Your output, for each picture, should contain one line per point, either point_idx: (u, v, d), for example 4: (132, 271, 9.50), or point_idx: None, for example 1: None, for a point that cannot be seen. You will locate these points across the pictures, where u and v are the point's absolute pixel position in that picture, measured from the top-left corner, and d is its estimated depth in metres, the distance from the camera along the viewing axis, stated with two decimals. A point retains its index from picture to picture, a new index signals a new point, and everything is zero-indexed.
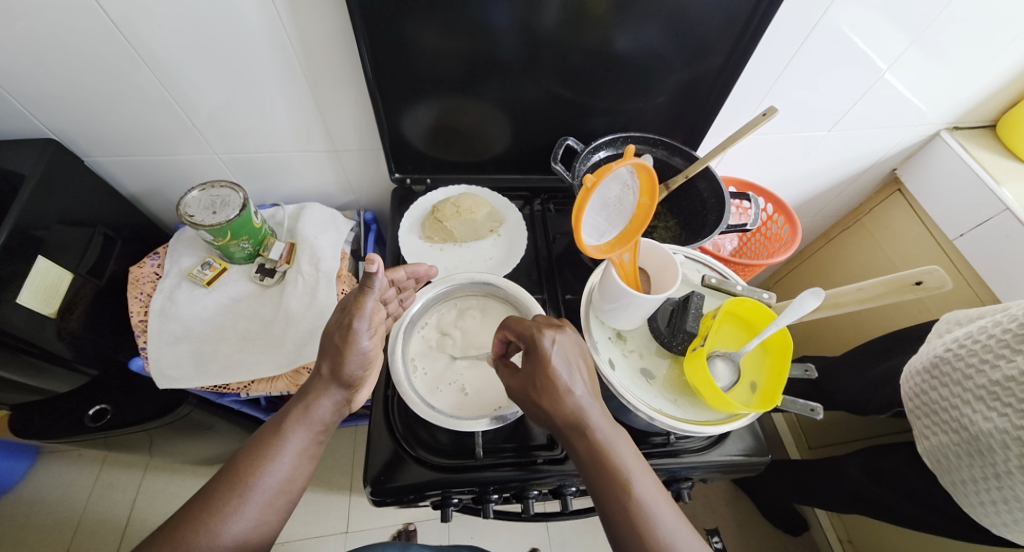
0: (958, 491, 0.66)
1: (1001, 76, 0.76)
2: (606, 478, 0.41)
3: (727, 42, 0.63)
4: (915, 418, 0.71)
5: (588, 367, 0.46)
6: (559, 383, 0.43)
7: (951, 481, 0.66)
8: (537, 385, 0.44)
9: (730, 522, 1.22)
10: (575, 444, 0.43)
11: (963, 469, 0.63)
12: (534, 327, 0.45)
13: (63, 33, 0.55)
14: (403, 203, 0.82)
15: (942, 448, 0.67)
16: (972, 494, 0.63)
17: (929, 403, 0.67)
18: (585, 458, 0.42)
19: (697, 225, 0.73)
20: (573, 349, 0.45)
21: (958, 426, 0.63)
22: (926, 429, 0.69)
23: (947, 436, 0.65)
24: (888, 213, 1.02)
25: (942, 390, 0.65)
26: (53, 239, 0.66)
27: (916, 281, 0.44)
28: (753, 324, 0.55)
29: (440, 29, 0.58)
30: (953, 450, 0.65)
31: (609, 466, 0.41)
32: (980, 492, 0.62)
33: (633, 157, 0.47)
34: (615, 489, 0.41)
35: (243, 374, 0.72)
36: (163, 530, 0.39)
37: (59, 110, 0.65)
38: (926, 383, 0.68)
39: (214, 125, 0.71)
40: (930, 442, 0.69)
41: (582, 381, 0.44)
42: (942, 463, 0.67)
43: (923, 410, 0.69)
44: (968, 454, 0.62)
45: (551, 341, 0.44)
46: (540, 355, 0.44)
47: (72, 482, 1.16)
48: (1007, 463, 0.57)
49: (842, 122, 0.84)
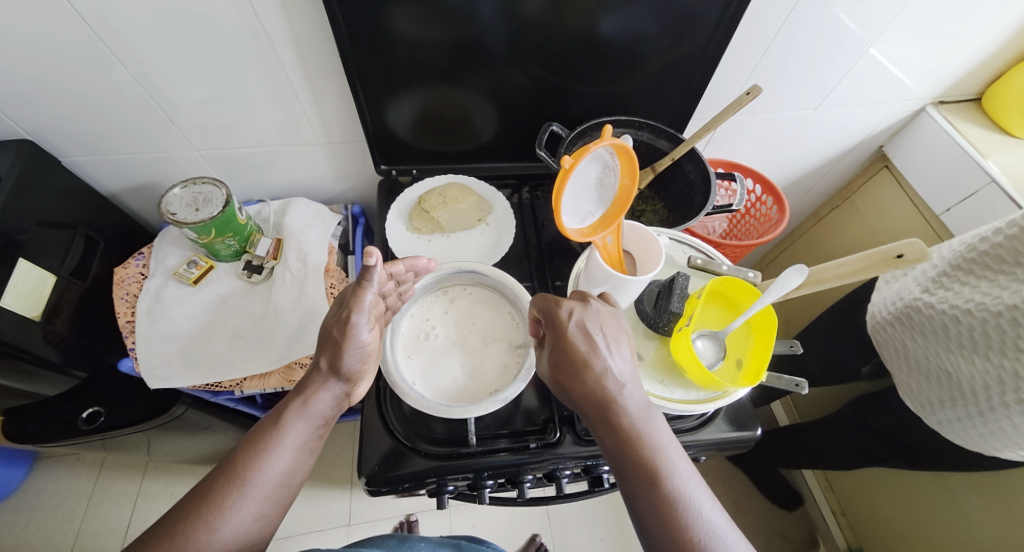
0: (945, 428, 0.69)
1: (985, 49, 0.75)
2: (628, 462, 0.40)
3: (710, 21, 0.62)
4: (895, 366, 0.75)
5: (620, 341, 0.45)
6: (577, 356, 0.44)
7: (936, 420, 0.70)
8: (561, 364, 0.45)
9: (728, 501, 1.23)
10: (602, 431, 0.42)
11: (947, 409, 0.67)
12: (557, 303, 0.47)
13: (34, 32, 0.53)
14: (390, 195, 0.82)
15: (926, 394, 0.70)
16: (961, 431, 0.67)
17: (907, 351, 0.71)
18: (612, 448, 0.42)
19: (684, 207, 0.73)
20: (599, 323, 0.45)
21: (941, 372, 0.66)
22: (909, 379, 0.73)
23: (929, 381, 0.69)
24: (875, 190, 1.02)
25: (921, 342, 0.68)
26: (33, 242, 0.65)
27: (897, 254, 0.41)
28: (738, 303, 0.56)
29: (420, 17, 0.57)
30: (936, 395, 0.68)
31: (628, 441, 0.41)
32: (967, 428, 0.65)
33: (610, 137, 0.46)
34: (632, 464, 0.40)
35: (235, 372, 0.71)
36: (161, 525, 0.38)
37: (32, 112, 0.64)
38: (901, 334, 0.72)
39: (195, 122, 0.70)
40: (912, 387, 0.72)
41: (607, 353, 0.44)
42: (927, 407, 0.70)
43: (901, 358, 0.73)
44: (951, 396, 0.65)
45: (569, 314, 0.45)
46: (559, 329, 0.45)
47: (72, 486, 1.16)
48: (989, 400, 0.59)
49: (829, 100, 0.84)
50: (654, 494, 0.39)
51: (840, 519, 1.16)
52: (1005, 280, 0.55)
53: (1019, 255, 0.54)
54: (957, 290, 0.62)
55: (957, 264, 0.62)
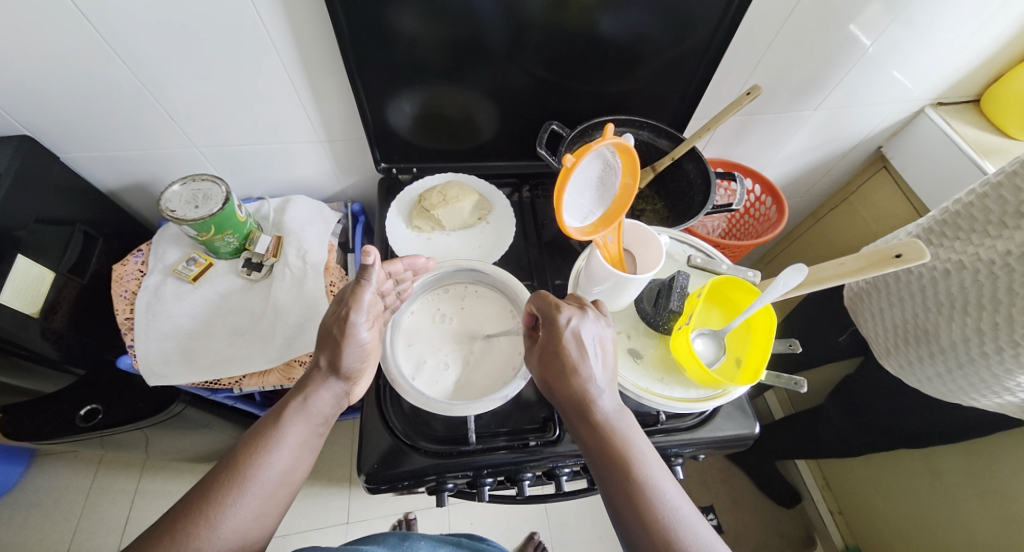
0: (925, 386, 0.71)
1: (983, 51, 0.76)
2: (606, 465, 0.41)
3: (711, 21, 0.62)
4: (874, 333, 0.76)
5: (609, 351, 0.46)
6: (568, 360, 0.44)
7: (918, 379, 0.71)
8: (551, 364, 0.45)
9: (726, 499, 1.24)
10: (583, 432, 0.43)
11: (926, 367, 0.67)
12: (553, 304, 0.47)
13: (32, 28, 0.53)
14: (389, 194, 0.81)
15: (903, 353, 0.71)
16: (941, 388, 0.68)
17: (885, 316, 0.72)
18: (591, 449, 0.42)
19: (684, 206, 0.74)
20: (593, 329, 0.46)
21: (919, 331, 0.66)
22: (887, 342, 0.74)
23: (906, 340, 0.69)
24: (874, 190, 1.02)
25: (899, 303, 0.68)
26: (31, 239, 0.65)
27: (895, 254, 0.41)
28: (738, 303, 0.56)
29: (420, 15, 0.57)
30: (914, 354, 0.68)
31: (612, 446, 0.42)
32: (946, 383, 0.66)
33: (612, 136, 0.46)
34: (614, 468, 0.41)
35: (235, 369, 0.71)
36: (162, 522, 0.38)
37: (30, 107, 0.63)
38: (879, 300, 0.72)
39: (194, 119, 0.70)
40: (890, 350, 0.73)
41: (597, 360, 0.45)
42: (906, 368, 0.71)
43: (879, 323, 0.74)
44: (929, 352, 0.66)
45: (566, 318, 0.45)
46: (554, 331, 0.45)
47: (69, 484, 1.16)
48: (970, 353, 0.60)
49: (828, 101, 0.84)
50: (634, 499, 0.39)
51: (838, 518, 1.17)
52: (977, 234, 0.56)
53: (990, 210, 0.54)
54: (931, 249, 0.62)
55: (931, 224, 0.63)
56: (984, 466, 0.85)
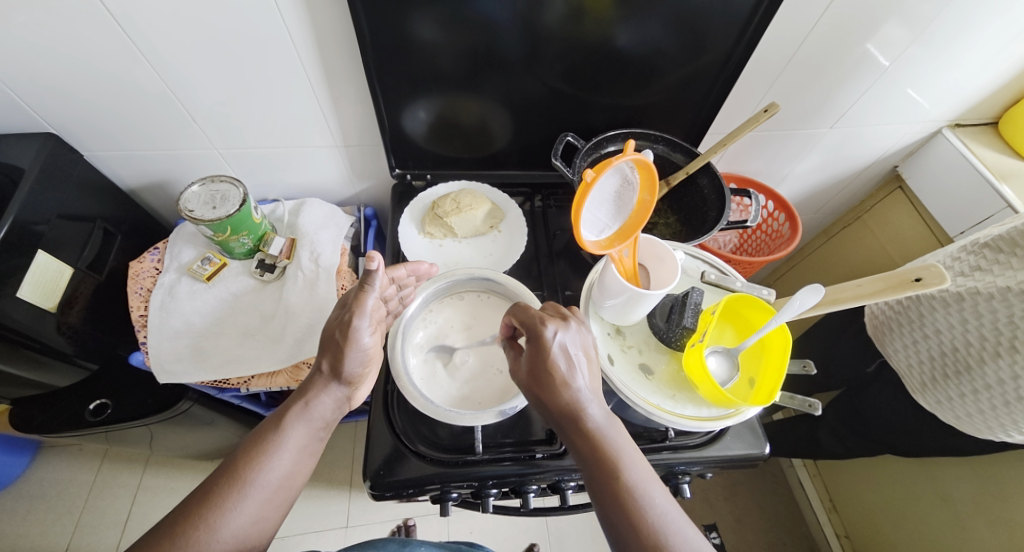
0: (966, 424, 0.69)
1: (1001, 74, 0.75)
2: (601, 471, 0.40)
3: (729, 37, 0.63)
4: (907, 370, 0.76)
5: (592, 362, 0.46)
6: (557, 374, 0.43)
7: (957, 417, 0.70)
8: (539, 375, 0.44)
9: (730, 518, 1.22)
10: (574, 438, 0.42)
11: (967, 404, 0.67)
12: (537, 316, 0.46)
13: (65, 30, 0.54)
14: (403, 200, 0.82)
15: (942, 389, 0.70)
16: (983, 425, 0.67)
17: (919, 351, 0.73)
18: (584, 453, 0.41)
19: (697, 221, 0.73)
20: (576, 340, 0.46)
21: (959, 366, 0.67)
22: (921, 376, 0.74)
23: (944, 376, 0.69)
24: (888, 210, 1.01)
25: (934, 335, 0.69)
26: (52, 234, 0.66)
27: (916, 277, 0.40)
28: (754, 322, 0.55)
29: (439, 24, 0.57)
30: (955, 389, 0.68)
31: (607, 458, 0.40)
32: (989, 421, 0.65)
33: (633, 152, 0.47)
34: (607, 479, 0.40)
35: (243, 369, 0.72)
36: (161, 526, 0.38)
37: (57, 107, 0.65)
38: (910, 334, 0.74)
39: (215, 121, 0.71)
40: (925, 386, 0.73)
41: (584, 370, 0.44)
42: (944, 403, 0.71)
43: (912, 359, 0.74)
44: (973, 388, 0.66)
45: (552, 332, 0.45)
46: (541, 344, 0.45)
47: (73, 477, 1.16)
48: (1018, 391, 0.60)
49: (844, 120, 0.84)
50: (629, 507, 0.38)
51: (845, 542, 1.14)
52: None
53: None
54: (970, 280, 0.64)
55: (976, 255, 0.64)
56: (997, 495, 0.83)
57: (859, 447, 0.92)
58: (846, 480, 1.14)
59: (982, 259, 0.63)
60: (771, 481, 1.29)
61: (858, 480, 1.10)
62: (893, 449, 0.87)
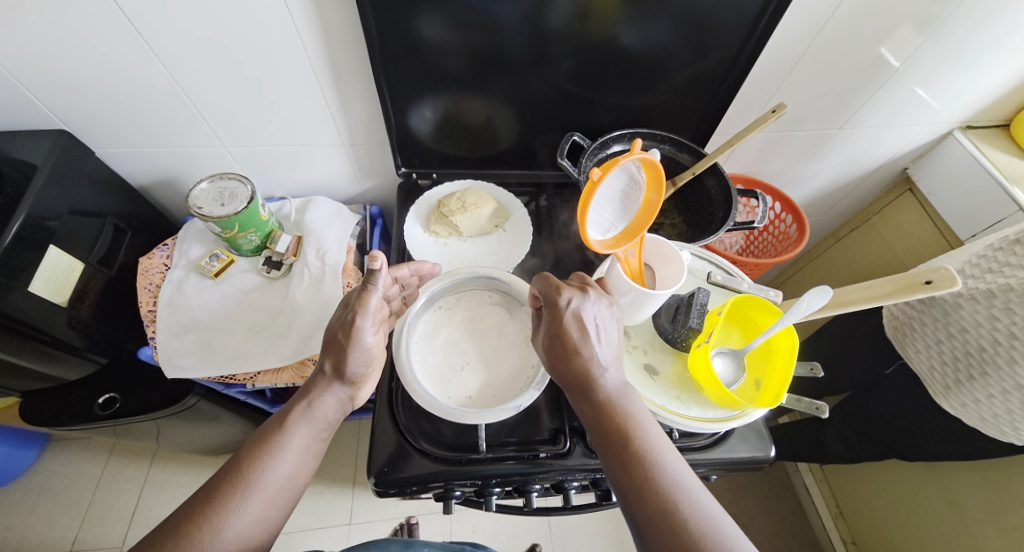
0: (991, 426, 0.68)
1: (1016, 75, 0.74)
2: (610, 437, 0.41)
3: (737, 36, 0.62)
4: (930, 372, 0.75)
5: (612, 332, 0.46)
6: (569, 340, 0.44)
7: (982, 419, 0.69)
8: (553, 344, 0.45)
9: (733, 521, 1.21)
10: (586, 403, 0.43)
11: (995, 405, 0.65)
12: (554, 286, 0.47)
13: (77, 28, 0.55)
14: (409, 198, 0.83)
15: (966, 390, 0.69)
16: (1006, 426, 0.65)
17: (945, 351, 0.72)
18: (594, 418, 0.42)
19: (703, 221, 0.73)
20: (593, 309, 0.46)
21: (985, 366, 0.66)
22: (944, 377, 0.73)
23: (969, 377, 0.68)
24: (898, 212, 1.00)
25: (959, 334, 0.69)
26: (64, 229, 0.67)
27: (926, 280, 0.40)
28: (759, 322, 0.55)
29: (447, 23, 0.57)
30: (980, 390, 0.67)
31: (616, 424, 0.41)
32: (1015, 422, 0.63)
33: (640, 152, 0.46)
34: (611, 441, 0.41)
35: (248, 365, 0.73)
36: (165, 527, 0.38)
37: (70, 104, 0.66)
38: (934, 332, 0.73)
39: (225, 119, 0.71)
40: (949, 388, 0.72)
41: (600, 340, 0.45)
42: (968, 405, 0.70)
43: (937, 360, 0.73)
44: (1001, 388, 0.64)
45: (567, 301, 0.45)
46: (556, 313, 0.45)
47: (81, 470, 1.18)
48: None
49: (854, 121, 0.83)
50: (631, 470, 0.39)
51: (850, 547, 1.13)
52: None
53: None
54: (996, 277, 0.62)
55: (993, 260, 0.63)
56: (1005, 502, 0.82)
57: (865, 452, 0.92)
58: (852, 485, 1.12)
59: (1006, 256, 0.61)
60: (775, 484, 1.28)
61: (864, 485, 1.09)
62: (900, 454, 0.86)
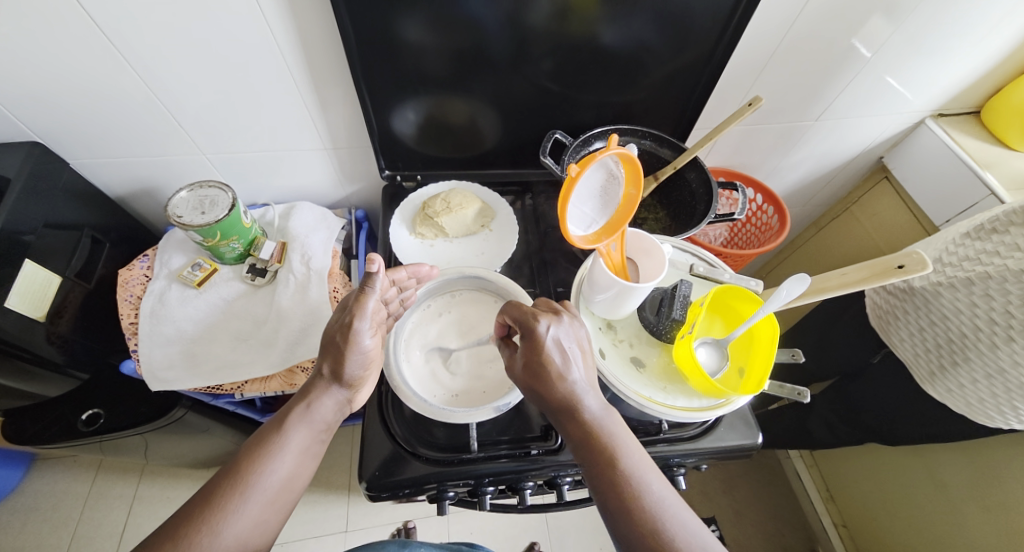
0: (975, 410, 0.70)
1: (982, 63, 0.77)
2: (600, 463, 0.41)
3: (713, 32, 0.63)
4: (915, 360, 0.77)
5: (587, 355, 0.47)
6: (551, 367, 0.44)
7: (966, 404, 0.70)
8: (534, 371, 0.44)
9: (728, 510, 1.22)
10: (573, 431, 0.43)
11: (980, 390, 0.67)
12: (529, 313, 0.46)
13: (48, 38, 0.54)
14: (394, 201, 0.82)
15: (951, 376, 0.71)
16: (992, 410, 0.67)
17: (928, 339, 0.73)
18: (582, 445, 0.42)
19: (685, 215, 0.74)
20: (569, 333, 0.46)
21: (968, 352, 0.67)
22: (928, 364, 0.74)
23: (954, 364, 0.70)
24: (876, 200, 1.02)
25: (941, 322, 0.70)
26: (39, 243, 0.65)
27: (898, 264, 0.41)
28: (741, 312, 0.56)
29: (426, 24, 0.57)
30: (965, 376, 0.68)
31: (605, 449, 0.41)
32: (1001, 405, 0.65)
33: (617, 146, 0.47)
34: (609, 472, 0.40)
35: (236, 375, 0.72)
36: (162, 529, 0.38)
37: (42, 115, 0.64)
38: (917, 320, 0.74)
39: (203, 126, 0.71)
40: (934, 375, 0.74)
41: (579, 364, 0.45)
42: (954, 391, 0.71)
43: (922, 349, 0.74)
44: (986, 374, 0.65)
45: (545, 327, 0.45)
46: (535, 340, 0.45)
47: (68, 489, 1.15)
48: None
49: (829, 112, 0.85)
50: (624, 495, 0.39)
51: (842, 531, 1.15)
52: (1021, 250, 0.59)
53: None
54: (979, 265, 0.64)
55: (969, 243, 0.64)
56: (987, 479, 0.84)
57: (852, 436, 0.93)
58: (842, 470, 1.14)
59: (988, 245, 0.64)
60: (767, 472, 1.30)
61: (853, 469, 1.11)
62: (885, 437, 0.88)
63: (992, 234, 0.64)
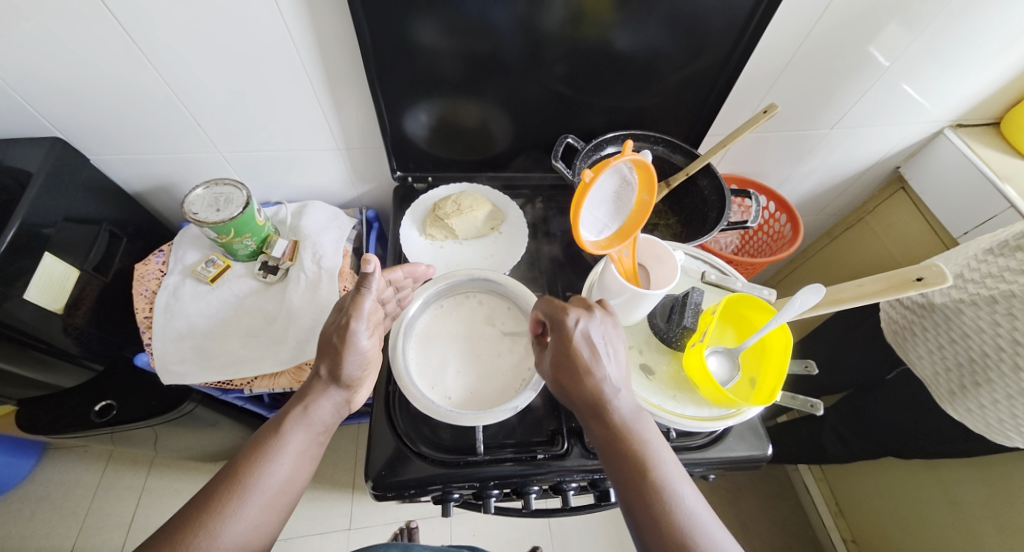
0: (996, 432, 0.68)
1: (1003, 73, 0.75)
2: (625, 464, 0.41)
3: (728, 38, 0.63)
4: (934, 379, 0.75)
5: (621, 351, 0.46)
6: (580, 364, 0.44)
7: (987, 425, 0.69)
8: (563, 367, 0.45)
9: (733, 521, 1.21)
10: (599, 429, 0.43)
11: (1002, 412, 0.66)
12: (561, 308, 0.46)
13: (72, 36, 0.55)
14: (404, 201, 0.83)
15: (971, 396, 0.69)
16: (1013, 432, 0.66)
17: (949, 359, 0.71)
18: (608, 444, 0.42)
19: (697, 222, 0.74)
20: (602, 329, 0.46)
21: (989, 372, 0.66)
22: (948, 384, 0.73)
23: (974, 384, 0.68)
24: (892, 210, 1.01)
25: (962, 341, 0.69)
26: (58, 237, 0.67)
27: (917, 277, 0.40)
28: (754, 322, 0.55)
29: (441, 27, 0.58)
30: (986, 396, 0.67)
31: (630, 451, 0.41)
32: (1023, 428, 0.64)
33: (631, 151, 0.47)
34: (630, 471, 0.40)
35: (245, 371, 0.73)
36: (162, 532, 0.38)
37: (64, 111, 0.66)
38: (937, 339, 0.73)
39: (220, 125, 0.72)
40: (953, 395, 0.72)
41: (610, 362, 0.44)
42: (974, 411, 0.70)
43: (942, 368, 0.73)
44: (1008, 396, 0.64)
45: (575, 322, 0.45)
46: (565, 336, 0.45)
47: (78, 479, 1.17)
48: None
49: (845, 121, 0.84)
50: (646, 499, 0.39)
51: (851, 546, 1.13)
52: None
53: None
54: (1001, 284, 0.63)
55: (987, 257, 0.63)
56: (1003, 498, 0.82)
57: (862, 450, 0.92)
58: (852, 484, 1.13)
59: (1010, 262, 0.62)
60: (775, 484, 1.28)
61: (863, 484, 1.09)
62: (897, 452, 0.86)
63: (1015, 250, 0.62)
